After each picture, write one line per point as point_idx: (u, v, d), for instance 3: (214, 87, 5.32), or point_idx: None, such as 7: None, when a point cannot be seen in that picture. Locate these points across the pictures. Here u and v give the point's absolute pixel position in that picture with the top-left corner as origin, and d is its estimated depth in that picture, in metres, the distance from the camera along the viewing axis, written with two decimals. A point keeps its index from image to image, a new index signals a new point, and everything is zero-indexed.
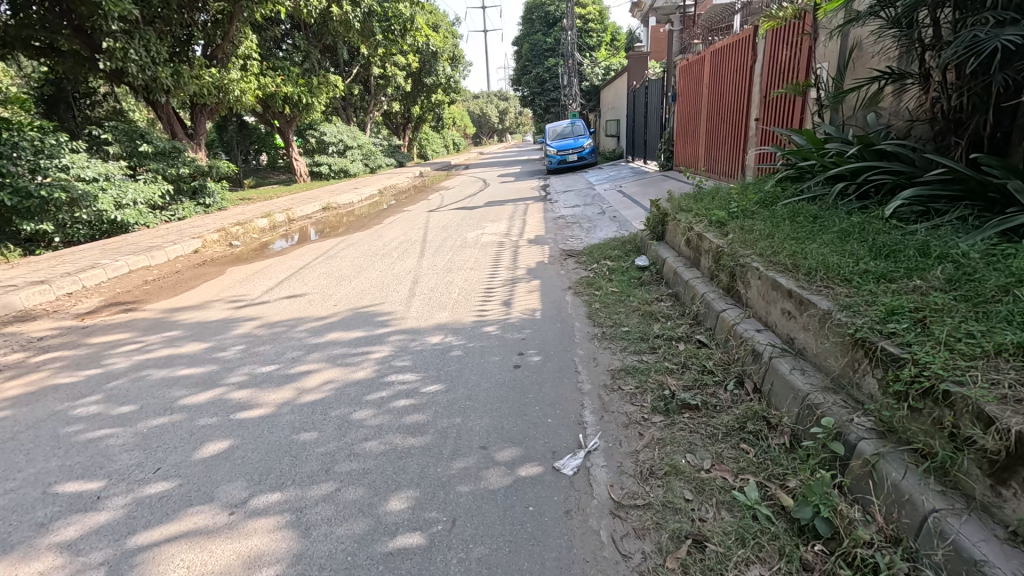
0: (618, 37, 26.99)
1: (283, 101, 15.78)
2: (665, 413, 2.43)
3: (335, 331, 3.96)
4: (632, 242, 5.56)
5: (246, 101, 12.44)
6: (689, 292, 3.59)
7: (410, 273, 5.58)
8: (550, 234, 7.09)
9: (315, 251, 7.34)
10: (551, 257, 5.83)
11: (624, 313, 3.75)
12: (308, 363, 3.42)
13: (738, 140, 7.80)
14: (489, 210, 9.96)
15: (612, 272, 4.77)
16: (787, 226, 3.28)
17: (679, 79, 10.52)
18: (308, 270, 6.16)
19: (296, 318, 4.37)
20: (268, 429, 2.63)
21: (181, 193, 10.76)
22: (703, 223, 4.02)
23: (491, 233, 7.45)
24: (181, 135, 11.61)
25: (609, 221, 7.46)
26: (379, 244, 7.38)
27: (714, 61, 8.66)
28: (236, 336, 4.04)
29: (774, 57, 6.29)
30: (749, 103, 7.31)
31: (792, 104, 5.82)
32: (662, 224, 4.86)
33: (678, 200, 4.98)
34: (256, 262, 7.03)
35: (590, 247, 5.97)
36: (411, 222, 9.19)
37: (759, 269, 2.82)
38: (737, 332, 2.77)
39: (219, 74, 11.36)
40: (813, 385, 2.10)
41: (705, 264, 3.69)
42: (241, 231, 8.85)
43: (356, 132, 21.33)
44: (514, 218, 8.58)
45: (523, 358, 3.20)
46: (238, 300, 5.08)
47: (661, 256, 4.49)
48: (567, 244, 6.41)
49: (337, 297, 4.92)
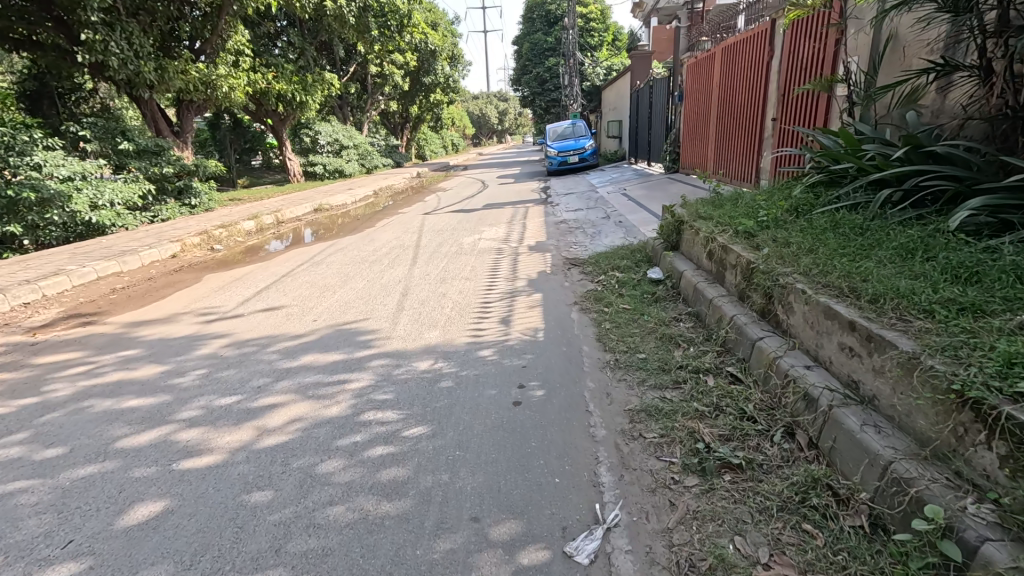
0: (620, 37, 26.56)
1: (276, 100, 15.34)
2: (701, 474, 1.97)
3: (311, 354, 3.49)
4: (642, 251, 5.11)
5: (236, 98, 11.98)
6: (714, 313, 3.14)
7: (400, 283, 5.13)
8: (552, 240, 6.64)
9: (301, 257, 6.87)
10: (554, 266, 5.39)
11: (639, 336, 3.30)
12: (275, 394, 2.95)
13: (752, 141, 7.36)
14: (487, 213, 9.50)
15: (621, 285, 4.32)
16: (832, 239, 2.83)
17: (687, 78, 10.08)
18: (290, 277, 5.69)
19: (269, 335, 3.91)
20: (214, 485, 2.17)
21: (166, 194, 10.28)
22: (727, 232, 3.56)
23: (489, 239, 7.00)
24: (166, 133, 11.13)
25: (614, 226, 7.02)
26: (370, 249, 6.92)
27: (726, 58, 8.22)
28: (199, 358, 3.57)
29: (795, 52, 5.84)
30: (765, 102, 6.89)
31: (816, 102, 5.38)
32: (677, 233, 4.41)
33: (696, 205, 4.53)
34: (237, 268, 6.55)
35: (596, 255, 5.52)
36: (406, 226, 8.74)
37: (807, 292, 2.37)
38: (781, 368, 2.32)
39: (207, 70, 10.92)
40: (897, 449, 1.64)
41: (732, 281, 3.24)
42: (225, 234, 8.36)
43: (352, 132, 20.90)
44: (513, 222, 8.13)
45: (524, 392, 2.73)
46: (209, 313, 4.60)
47: (677, 268, 4.04)
48: (570, 252, 5.97)
49: (317, 311, 4.45)
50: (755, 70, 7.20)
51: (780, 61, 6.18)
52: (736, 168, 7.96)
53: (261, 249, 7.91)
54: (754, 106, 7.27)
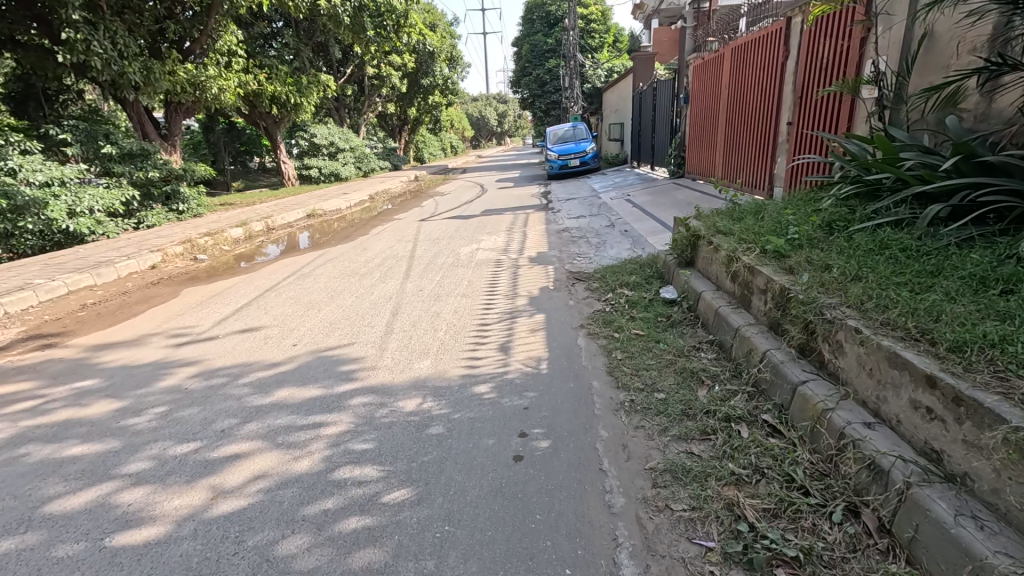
0: (621, 37, 26.15)
1: (270, 101, 14.94)
2: (747, 569, 1.59)
3: (286, 387, 3.11)
4: (652, 265, 4.74)
5: (227, 100, 11.58)
6: (742, 346, 2.76)
7: (391, 300, 4.75)
8: (554, 251, 6.26)
9: (288, 268, 6.49)
10: (557, 281, 5.01)
11: (655, 369, 2.92)
12: (239, 441, 2.57)
13: (764, 145, 6.98)
14: (485, 219, 9.12)
15: (631, 306, 3.94)
16: (882, 265, 2.44)
17: (693, 80, 9.70)
18: (274, 292, 5.31)
19: (242, 363, 3.51)
20: (149, 571, 1.78)
21: (153, 199, 9.91)
22: (753, 251, 3.18)
23: (487, 249, 6.62)
24: (153, 136, 10.73)
25: (620, 236, 6.65)
26: (361, 260, 6.55)
27: (736, 58, 7.85)
28: (161, 391, 3.18)
29: (816, 52, 5.46)
30: (779, 105, 6.52)
31: (839, 106, 5.01)
32: (692, 248, 4.04)
33: (712, 218, 4.14)
34: (219, 281, 6.16)
35: (602, 268, 5.14)
36: (401, 233, 8.35)
37: (863, 333, 1.99)
38: (833, 423, 1.94)
39: (195, 70, 10.54)
40: (1014, 559, 1.27)
41: (762, 307, 2.86)
42: (211, 243, 7.95)
43: (349, 134, 20.51)
44: (513, 230, 7.74)
45: (526, 443, 2.35)
46: (181, 334, 4.21)
47: (694, 287, 3.65)
48: (574, 265, 5.59)
49: (298, 333, 4.07)
50: (769, 71, 6.83)
51: (799, 61, 5.80)
52: (747, 173, 7.57)
53: (248, 259, 7.51)
54: (766, 108, 6.90)
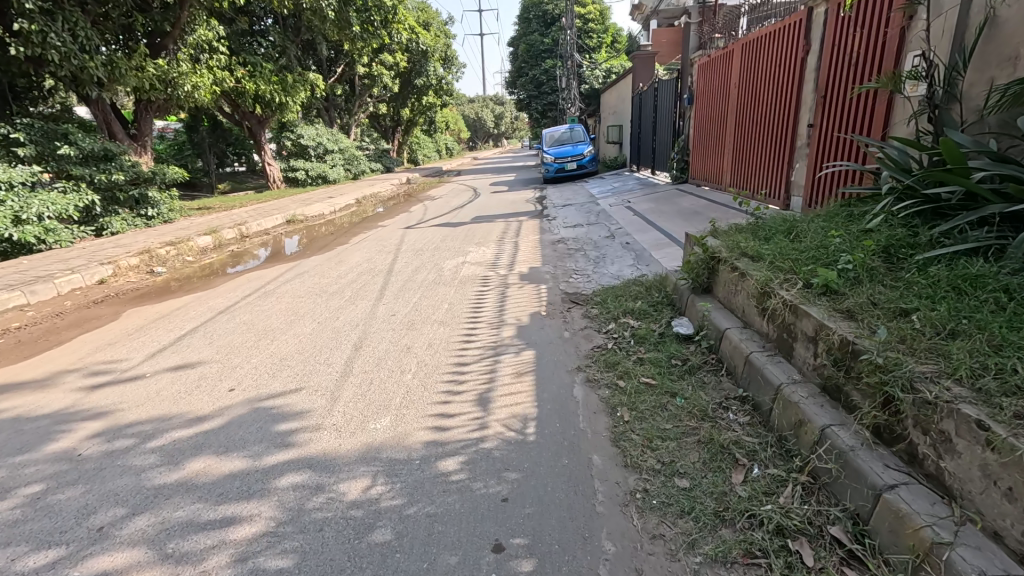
0: (619, 38, 25.57)
1: (254, 100, 14.25)
2: None
3: (204, 456, 2.45)
4: (660, 289, 4.10)
5: (202, 97, 10.88)
6: (788, 414, 2.12)
7: (357, 328, 4.10)
8: (548, 267, 5.62)
9: (252, 284, 5.83)
10: (550, 305, 4.37)
11: (674, 439, 2.28)
12: (113, 549, 1.89)
13: (779, 150, 6.36)
14: (475, 228, 8.47)
15: (638, 342, 3.29)
16: (984, 317, 1.79)
17: (699, 79, 9.08)
18: (227, 316, 4.63)
19: (160, 418, 2.85)
20: None
21: (118, 204, 9.24)
22: (793, 283, 2.54)
23: (473, 263, 5.96)
24: (121, 136, 10.04)
25: (621, 249, 6.00)
26: (334, 275, 5.90)
27: (747, 56, 7.24)
28: (44, 460, 2.50)
29: (845, 46, 4.86)
30: (798, 106, 5.88)
31: (874, 106, 4.40)
32: (710, 272, 3.40)
33: (734, 236, 3.50)
34: (170, 299, 5.48)
35: (602, 290, 4.50)
36: (383, 243, 7.70)
37: (994, 433, 1.34)
38: (956, 572, 1.30)
39: (167, 66, 9.86)
40: None
41: (813, 360, 2.21)
42: (173, 253, 7.27)
43: (339, 135, 19.84)
44: (505, 241, 7.09)
45: (501, 564, 1.70)
46: (102, 372, 3.53)
47: (715, 322, 3.01)
48: (570, 283, 4.95)
49: (240, 372, 3.40)
50: (784, 69, 6.21)
51: (825, 56, 5.18)
52: (759, 180, 6.95)
53: (212, 272, 6.83)
54: (781, 109, 6.27)
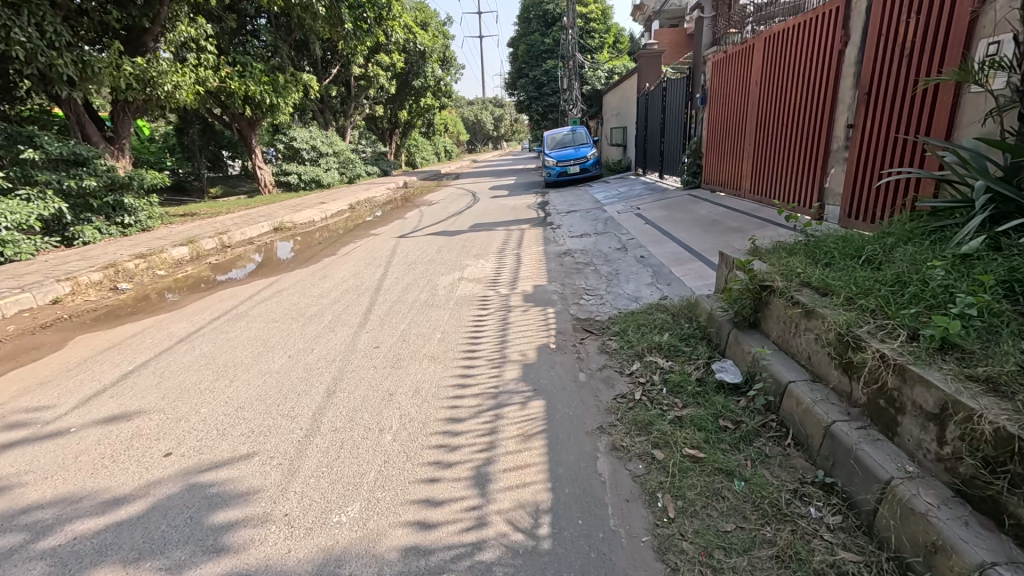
0: (621, 38, 25.01)
1: (244, 102, 13.64)
2: None
3: (108, 567, 1.83)
4: (690, 318, 3.50)
5: (184, 98, 10.26)
6: (912, 533, 1.51)
7: (334, 364, 3.48)
8: (554, 285, 5.01)
9: (224, 304, 5.21)
10: (560, 333, 3.76)
11: (744, 554, 1.67)
12: None
13: (808, 152, 5.76)
14: (473, 237, 7.86)
15: (672, 392, 2.68)
16: None
17: (714, 78, 8.48)
18: (186, 346, 4.01)
19: (65, 500, 2.22)
20: None
21: (91, 211, 8.67)
22: (890, 332, 1.92)
23: (471, 280, 5.35)
24: (96, 139, 9.43)
25: (635, 264, 5.40)
26: (316, 293, 5.29)
27: (770, 50, 6.63)
28: None
29: (896, 35, 4.24)
30: (833, 103, 5.27)
31: (935, 103, 3.79)
32: (758, 302, 2.79)
33: (788, 260, 2.87)
34: (128, 323, 4.86)
35: (619, 316, 3.89)
36: (373, 255, 7.09)
37: None
38: None
39: (145, 64, 9.23)
40: None
41: (937, 449, 1.60)
42: (143, 267, 6.65)
43: (334, 137, 19.27)
44: (506, 254, 6.47)
45: None
46: (18, 426, 2.90)
47: (773, 372, 2.39)
48: (581, 306, 4.34)
49: (183, 428, 2.77)
50: (815, 63, 5.60)
51: (869, 48, 4.57)
52: (785, 185, 6.34)
53: (186, 287, 6.24)
54: (812, 108, 5.66)
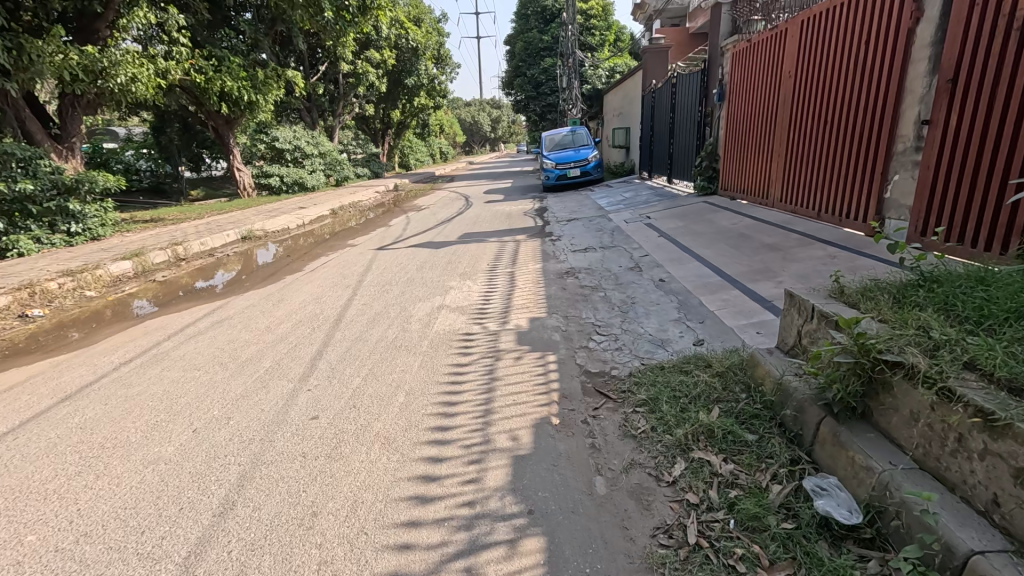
0: (623, 37, 24.08)
1: (219, 99, 12.62)
2: None
3: None
4: (746, 384, 2.52)
5: (145, 92, 9.07)
6: None
7: (250, 447, 2.49)
8: (555, 317, 4.03)
9: (147, 338, 4.21)
10: (565, 397, 2.78)
11: None
12: None
13: (860, 156, 4.76)
14: (461, 250, 6.89)
15: (748, 535, 1.69)
16: None
17: (736, 70, 7.50)
18: (65, 409, 3.01)
19: None
20: None
21: (30, 218, 7.67)
22: None
23: (453, 311, 4.36)
24: (40, 137, 8.41)
25: (654, 289, 4.44)
26: (262, 326, 4.30)
27: (809, 34, 5.63)
28: None
29: (999, 3, 3.29)
30: (898, 96, 4.26)
31: None
32: (874, 383, 1.81)
33: (915, 318, 1.88)
34: (18, 365, 3.86)
35: (644, 371, 2.91)
36: (344, 272, 6.10)
37: None
38: None
39: (94, 53, 8.17)
40: None
41: None
42: (70, 287, 5.66)
43: (321, 137, 18.30)
44: (497, 273, 5.48)
45: None
46: None
47: (939, 530, 1.40)
48: (590, 351, 3.35)
49: None
50: (871, 49, 4.61)
51: (955, 23, 3.61)
52: (825, 195, 5.36)
53: (136, 306, 5.37)
54: (864, 103, 4.68)
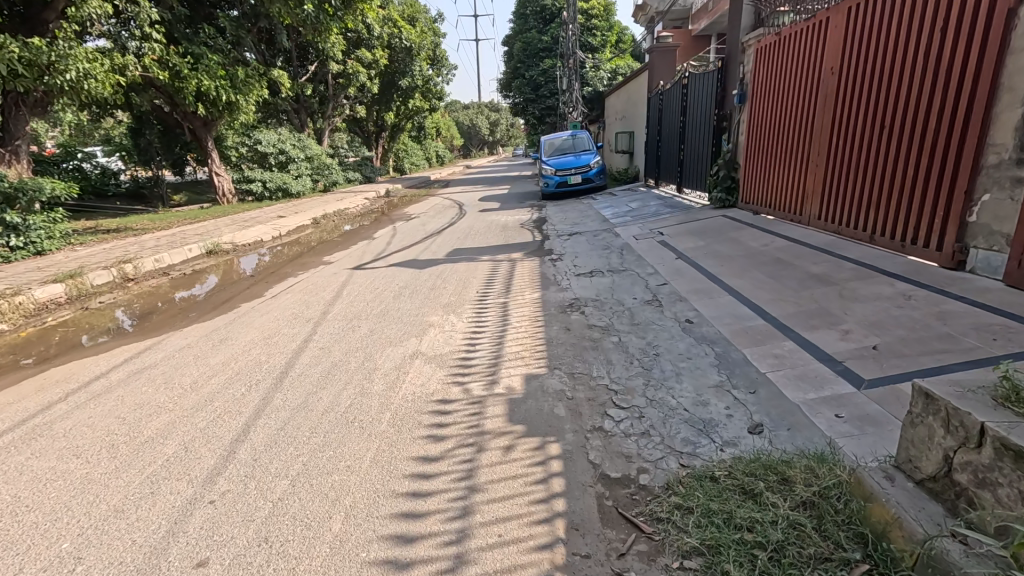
0: (625, 38, 23.28)
1: (195, 99, 11.69)
2: None
3: None
4: (860, 535, 1.63)
5: (99, 89, 8.19)
6: None
7: None
8: (558, 376, 3.13)
9: (36, 398, 3.29)
10: (576, 532, 1.87)
11: None
12: None
13: (931, 169, 3.88)
14: (448, 271, 6.00)
15: None
16: None
17: (762, 70, 6.67)
18: None
19: None
20: None
21: None
22: None
23: (430, 361, 3.46)
24: None
25: (681, 333, 3.55)
26: (188, 382, 3.39)
27: (858, 25, 4.76)
28: None
29: None
30: (991, 97, 3.39)
31: None
32: None
33: None
34: None
35: (688, 485, 2.02)
36: (308, 300, 5.20)
37: None
38: None
39: (35, 45, 7.23)
40: None
41: None
42: None
43: (308, 140, 17.43)
44: (487, 305, 4.60)
45: None
46: None
47: None
48: (607, 436, 2.45)
49: None
50: (946, 39, 3.74)
51: None
52: (879, 215, 4.48)
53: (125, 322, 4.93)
54: (935, 105, 3.82)
